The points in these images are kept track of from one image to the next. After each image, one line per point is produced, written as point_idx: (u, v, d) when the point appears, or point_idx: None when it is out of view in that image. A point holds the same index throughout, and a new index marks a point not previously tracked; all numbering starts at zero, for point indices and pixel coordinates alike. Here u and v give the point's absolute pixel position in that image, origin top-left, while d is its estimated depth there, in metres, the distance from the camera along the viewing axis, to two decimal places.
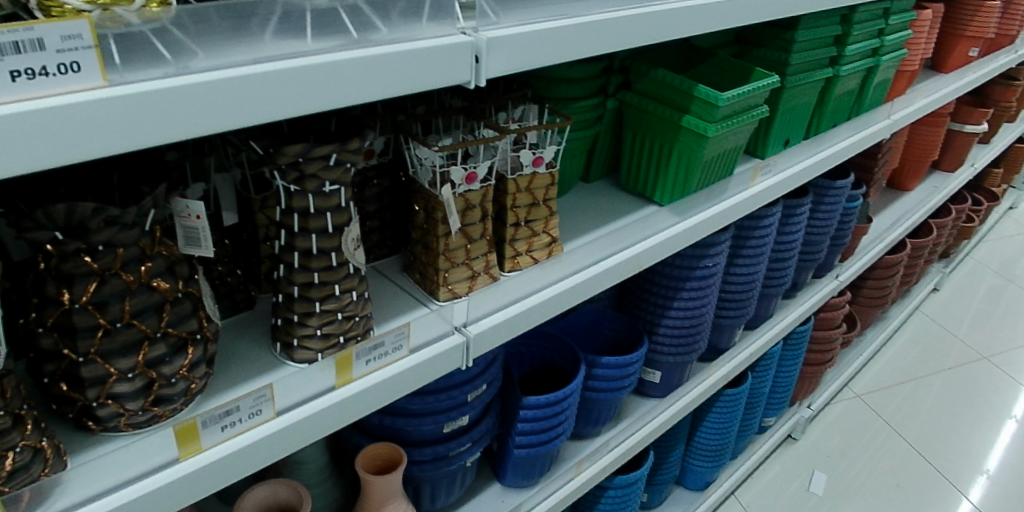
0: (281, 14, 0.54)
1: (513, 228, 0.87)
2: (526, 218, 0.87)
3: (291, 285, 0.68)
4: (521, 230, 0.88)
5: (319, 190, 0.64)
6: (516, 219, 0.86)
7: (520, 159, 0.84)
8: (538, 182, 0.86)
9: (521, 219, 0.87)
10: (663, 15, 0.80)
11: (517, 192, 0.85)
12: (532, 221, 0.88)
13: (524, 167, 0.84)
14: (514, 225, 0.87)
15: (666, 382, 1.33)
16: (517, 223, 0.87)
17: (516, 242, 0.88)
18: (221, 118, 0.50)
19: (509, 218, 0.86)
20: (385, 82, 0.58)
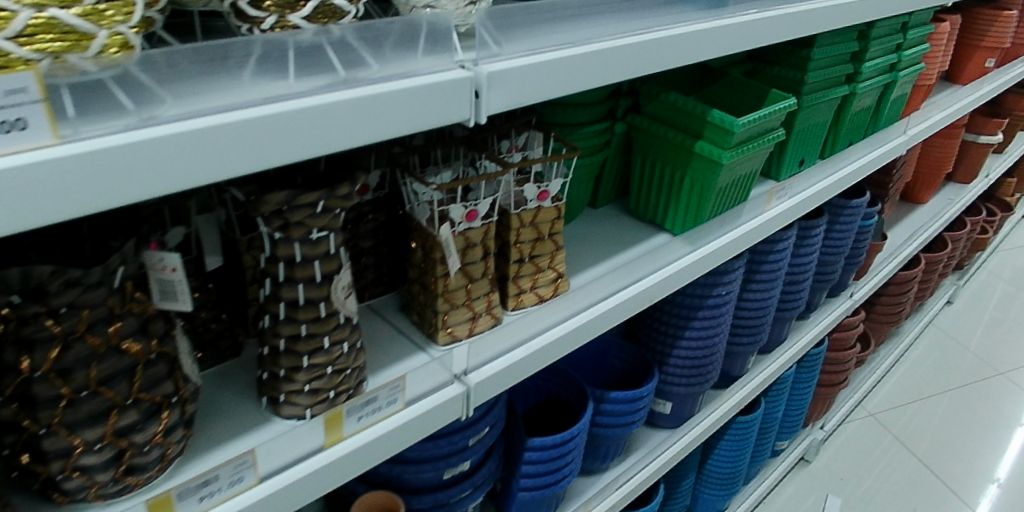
0: (260, 53, 0.48)
1: (517, 265, 0.81)
2: (530, 254, 0.82)
3: (277, 337, 0.63)
4: (525, 267, 0.82)
5: (306, 237, 0.59)
6: (519, 256, 0.81)
7: (524, 193, 0.78)
8: (544, 216, 0.80)
9: (525, 256, 0.81)
10: (674, 40, 0.75)
11: (521, 227, 0.80)
12: (537, 258, 0.83)
13: (528, 202, 0.78)
14: (518, 262, 0.81)
15: (677, 412, 1.28)
16: (520, 260, 0.81)
17: (520, 279, 0.82)
18: (192, 171, 0.45)
19: (513, 255, 0.80)
20: (375, 125, 0.52)
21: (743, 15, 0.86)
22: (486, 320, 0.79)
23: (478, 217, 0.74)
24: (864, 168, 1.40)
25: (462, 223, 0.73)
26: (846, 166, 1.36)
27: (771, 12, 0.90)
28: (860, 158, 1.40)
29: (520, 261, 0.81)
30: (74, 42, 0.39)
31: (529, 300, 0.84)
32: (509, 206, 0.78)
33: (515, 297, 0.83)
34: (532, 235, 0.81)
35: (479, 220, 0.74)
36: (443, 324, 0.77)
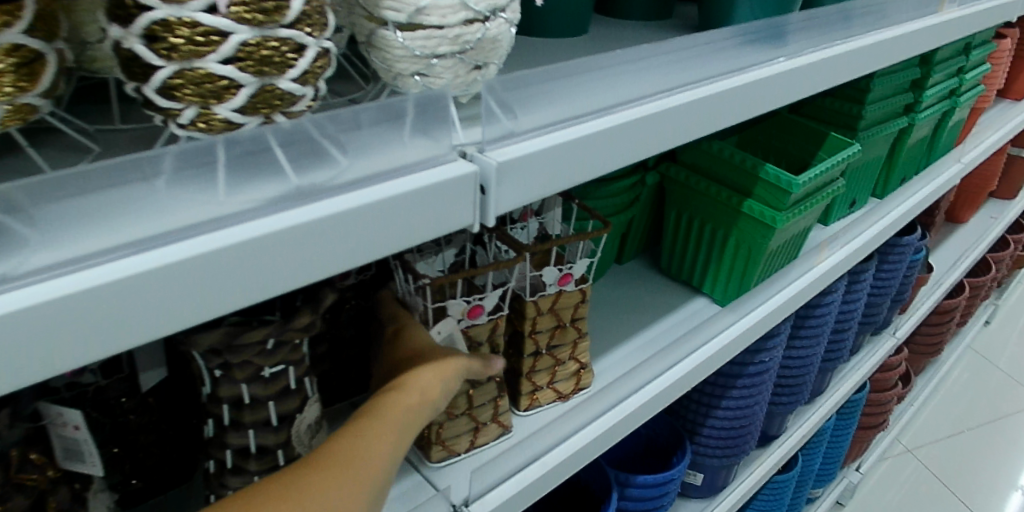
0: (176, 158, 0.34)
1: (531, 360, 0.67)
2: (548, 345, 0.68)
3: (224, 488, 0.49)
4: (541, 361, 0.68)
5: (256, 375, 0.45)
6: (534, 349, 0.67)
7: (543, 277, 0.64)
8: (565, 303, 0.66)
9: (541, 348, 0.67)
10: (719, 94, 0.61)
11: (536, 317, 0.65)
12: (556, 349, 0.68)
13: (547, 287, 0.64)
14: (532, 356, 0.67)
15: (709, 484, 1.13)
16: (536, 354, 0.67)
17: (535, 374, 0.68)
18: (68, 351, 0.30)
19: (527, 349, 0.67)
20: (338, 250, 0.37)
21: (801, 53, 0.72)
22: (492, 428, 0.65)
23: (485, 313, 0.60)
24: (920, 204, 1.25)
25: (465, 320, 0.60)
26: (901, 204, 1.21)
27: (833, 48, 0.75)
28: (915, 192, 1.25)
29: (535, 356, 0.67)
30: None
31: (546, 397, 0.70)
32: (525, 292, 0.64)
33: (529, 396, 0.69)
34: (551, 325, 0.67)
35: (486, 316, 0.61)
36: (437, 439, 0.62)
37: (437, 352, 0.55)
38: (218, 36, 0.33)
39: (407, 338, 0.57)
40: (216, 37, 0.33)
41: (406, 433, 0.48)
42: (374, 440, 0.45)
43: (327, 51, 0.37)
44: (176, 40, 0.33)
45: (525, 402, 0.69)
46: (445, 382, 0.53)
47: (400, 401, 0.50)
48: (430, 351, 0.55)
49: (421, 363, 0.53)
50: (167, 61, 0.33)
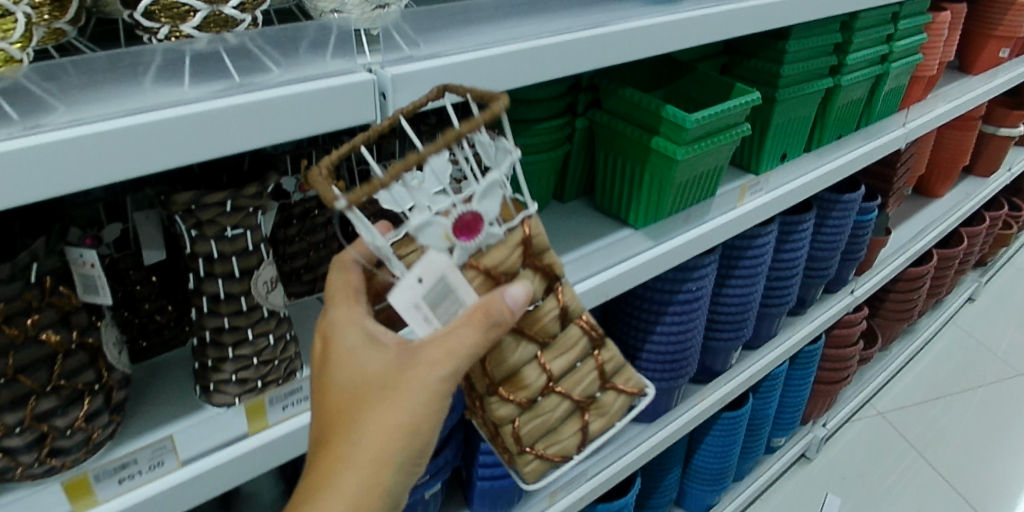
0: (162, 61, 0.52)
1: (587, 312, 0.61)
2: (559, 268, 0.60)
3: (203, 329, 0.66)
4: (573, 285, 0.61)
5: (221, 235, 0.62)
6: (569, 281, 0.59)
7: None
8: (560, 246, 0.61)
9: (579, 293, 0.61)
10: (600, 39, 0.75)
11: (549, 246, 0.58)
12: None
13: None
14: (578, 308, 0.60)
15: (654, 406, 1.27)
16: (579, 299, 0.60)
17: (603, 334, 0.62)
18: (74, 176, 0.47)
19: (567, 301, 0.59)
20: (269, 128, 0.54)
21: (688, 12, 0.86)
22: (606, 397, 0.63)
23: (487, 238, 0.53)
24: (856, 161, 1.37)
25: (457, 249, 0.52)
26: (835, 160, 1.33)
27: (722, 7, 0.89)
28: (850, 150, 1.37)
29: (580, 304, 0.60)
30: None
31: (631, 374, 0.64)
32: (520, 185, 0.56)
33: (603, 362, 0.62)
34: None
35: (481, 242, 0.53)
36: (510, 410, 0.59)
37: (402, 403, 0.52)
38: None
39: (355, 359, 0.54)
40: None
41: (371, 471, 0.53)
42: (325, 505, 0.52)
43: None
44: None
45: (615, 385, 0.63)
46: (413, 439, 0.53)
47: (361, 462, 0.52)
48: (390, 395, 0.52)
49: (382, 428, 0.52)
50: None
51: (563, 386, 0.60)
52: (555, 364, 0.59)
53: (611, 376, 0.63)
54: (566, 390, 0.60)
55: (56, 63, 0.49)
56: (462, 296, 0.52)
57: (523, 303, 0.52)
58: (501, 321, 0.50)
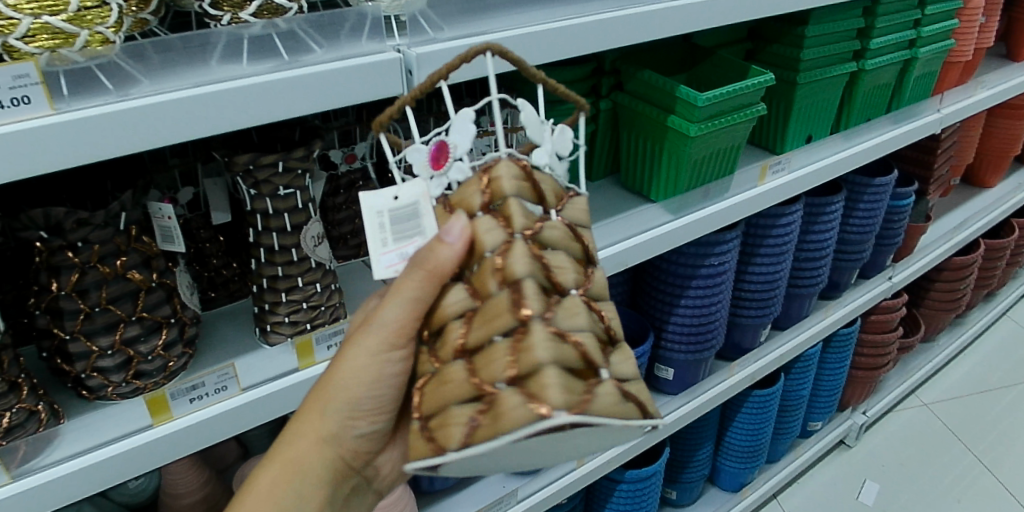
0: (225, 42, 0.63)
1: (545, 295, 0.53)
2: (551, 250, 0.55)
3: (261, 277, 0.77)
4: (561, 269, 0.54)
5: (275, 194, 0.73)
6: (524, 254, 0.53)
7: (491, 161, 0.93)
8: (558, 232, 0.56)
9: (551, 277, 0.54)
10: (608, 24, 0.84)
11: (520, 210, 0.55)
12: (586, 307, 0.54)
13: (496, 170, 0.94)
14: (525, 279, 0.52)
15: (681, 379, 1.31)
16: (530, 275, 0.52)
17: (558, 338, 0.50)
18: (155, 136, 0.58)
19: (509, 267, 0.53)
20: (312, 97, 0.64)
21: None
22: (507, 397, 0.48)
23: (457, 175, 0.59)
24: (885, 144, 1.40)
25: (434, 180, 0.60)
26: (863, 143, 1.37)
27: None
28: (879, 133, 1.41)
29: (554, 290, 0.54)
30: (63, 40, 0.55)
31: (546, 384, 0.47)
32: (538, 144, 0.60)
33: (517, 355, 0.49)
34: (580, 275, 0.56)
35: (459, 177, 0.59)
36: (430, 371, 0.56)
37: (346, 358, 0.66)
38: None
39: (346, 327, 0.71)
40: None
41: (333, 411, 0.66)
42: (298, 438, 0.66)
43: None
44: None
45: (523, 389, 0.48)
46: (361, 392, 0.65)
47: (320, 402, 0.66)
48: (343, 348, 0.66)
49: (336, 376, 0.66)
50: None
51: (473, 363, 0.52)
52: (474, 327, 0.53)
53: (522, 372, 0.49)
54: (472, 367, 0.51)
55: (138, 44, 0.60)
56: (425, 221, 0.58)
57: (458, 239, 0.55)
58: (426, 257, 0.55)
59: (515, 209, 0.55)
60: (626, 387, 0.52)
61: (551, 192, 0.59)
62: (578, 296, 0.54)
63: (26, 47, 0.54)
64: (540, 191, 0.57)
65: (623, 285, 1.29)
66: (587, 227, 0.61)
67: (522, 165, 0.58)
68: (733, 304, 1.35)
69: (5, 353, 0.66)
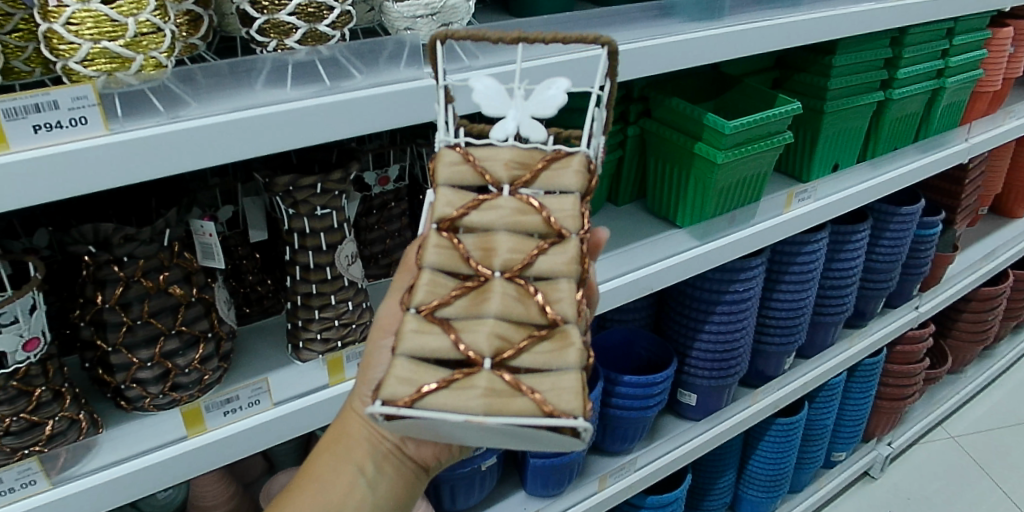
0: (270, 69, 0.65)
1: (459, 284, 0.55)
2: (480, 233, 0.56)
3: (295, 294, 0.79)
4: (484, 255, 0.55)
5: (312, 213, 0.75)
6: (433, 245, 0.56)
7: None
8: (489, 214, 0.56)
9: (464, 265, 0.55)
10: (637, 52, 0.86)
11: (449, 197, 0.57)
12: (509, 294, 0.54)
13: None
14: (429, 268, 0.55)
15: (703, 405, 1.31)
16: (436, 265, 0.55)
17: (468, 317, 0.54)
18: (201, 156, 0.60)
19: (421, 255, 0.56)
20: (351, 122, 0.66)
21: (723, 28, 0.95)
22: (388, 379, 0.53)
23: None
24: (913, 173, 1.40)
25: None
26: (891, 171, 1.37)
27: (756, 24, 0.98)
28: (907, 162, 1.41)
29: (476, 276, 0.55)
30: (119, 64, 0.56)
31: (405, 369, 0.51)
32: (506, 114, 0.60)
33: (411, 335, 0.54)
34: (518, 256, 0.55)
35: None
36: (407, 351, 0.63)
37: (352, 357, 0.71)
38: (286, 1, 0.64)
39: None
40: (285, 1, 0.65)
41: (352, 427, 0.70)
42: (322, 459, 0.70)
43: (348, 13, 0.68)
44: (265, 2, 0.65)
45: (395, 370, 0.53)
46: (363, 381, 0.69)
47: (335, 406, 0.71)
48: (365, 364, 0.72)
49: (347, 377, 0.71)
50: (261, 14, 0.65)
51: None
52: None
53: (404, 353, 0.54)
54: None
55: (188, 68, 0.62)
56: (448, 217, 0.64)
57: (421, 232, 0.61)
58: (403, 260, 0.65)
59: (440, 198, 0.57)
60: (522, 381, 0.51)
61: (503, 166, 0.57)
62: (503, 280, 0.55)
63: (84, 70, 0.56)
64: (483, 172, 0.57)
65: (647, 309, 1.29)
66: (571, 195, 0.57)
67: (463, 150, 0.58)
68: (758, 331, 1.35)
69: (50, 362, 0.68)
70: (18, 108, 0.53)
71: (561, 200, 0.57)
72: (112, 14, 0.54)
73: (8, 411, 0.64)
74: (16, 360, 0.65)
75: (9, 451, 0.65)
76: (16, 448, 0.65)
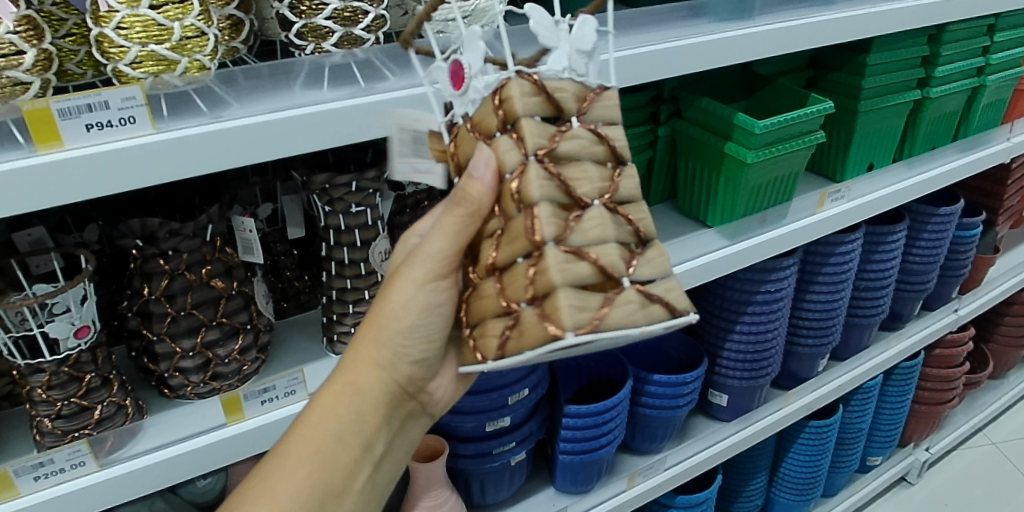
0: (308, 71, 0.69)
1: (564, 215, 0.54)
2: (569, 164, 0.55)
3: (331, 288, 0.82)
4: (643, 223, 0.57)
5: (348, 210, 0.78)
6: (535, 177, 0.53)
7: (400, 179, 0.87)
8: (633, 186, 0.57)
9: (565, 197, 0.54)
10: (667, 52, 0.86)
11: (531, 130, 0.54)
12: (604, 218, 0.54)
13: (404, 187, 0.87)
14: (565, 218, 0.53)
15: (735, 406, 1.30)
16: (545, 198, 0.53)
17: (579, 258, 0.53)
18: (238, 154, 0.62)
19: (524, 190, 0.53)
20: (384, 123, 0.68)
21: (755, 28, 0.95)
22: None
23: (472, 97, 0.57)
24: (951, 173, 1.38)
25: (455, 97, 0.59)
26: (928, 171, 1.35)
27: (789, 22, 0.98)
28: (944, 162, 1.38)
29: (572, 204, 0.54)
30: (165, 66, 0.59)
31: None
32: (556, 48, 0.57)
33: (550, 317, 0.51)
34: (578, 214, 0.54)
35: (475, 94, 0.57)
36: None
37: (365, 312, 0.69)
38: (323, 5, 0.66)
39: None
40: (322, 5, 0.66)
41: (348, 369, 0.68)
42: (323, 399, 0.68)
43: (383, 16, 0.69)
44: (303, 6, 0.66)
45: (542, 308, 0.52)
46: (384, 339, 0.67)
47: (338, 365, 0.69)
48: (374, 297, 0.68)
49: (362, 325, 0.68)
50: (299, 18, 0.67)
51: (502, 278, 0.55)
52: (504, 245, 0.55)
53: (540, 291, 0.52)
54: None
55: (230, 71, 0.67)
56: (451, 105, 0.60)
57: (486, 170, 0.54)
58: (466, 194, 0.55)
59: (530, 130, 0.54)
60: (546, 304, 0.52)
61: (571, 98, 0.56)
62: None
63: (133, 72, 0.59)
64: (556, 104, 0.55)
65: None
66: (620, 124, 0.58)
67: (536, 79, 0.55)
68: (790, 332, 1.34)
69: (99, 351, 0.72)
70: (72, 107, 0.56)
71: (619, 129, 0.58)
72: (158, 18, 0.57)
73: (60, 396, 0.69)
74: (67, 347, 0.68)
75: (60, 433, 0.69)
76: (66, 431, 0.69)
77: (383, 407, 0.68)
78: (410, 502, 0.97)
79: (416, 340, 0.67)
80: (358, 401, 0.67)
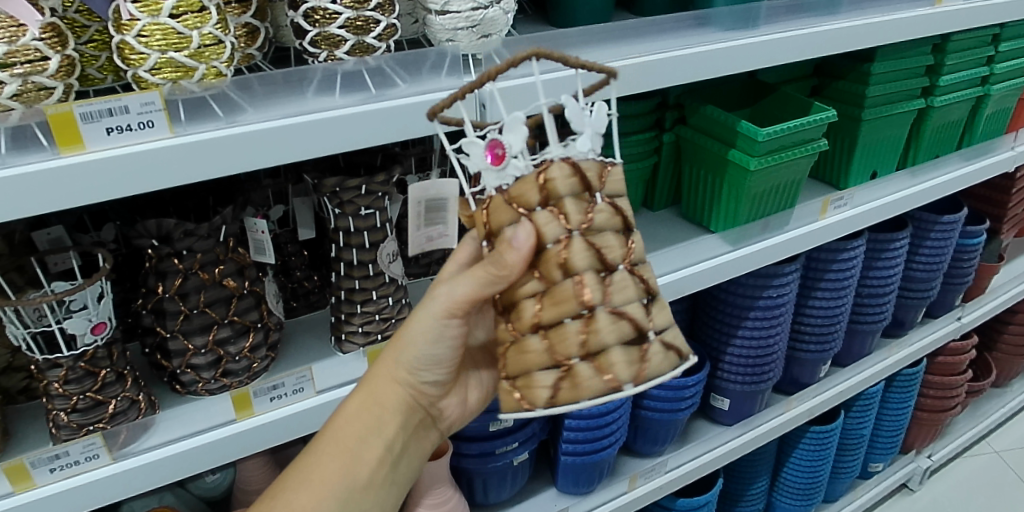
0: (321, 78, 0.70)
1: (599, 278, 0.57)
2: (599, 235, 0.57)
3: (340, 289, 0.84)
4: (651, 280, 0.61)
5: (357, 213, 0.80)
6: (581, 249, 0.56)
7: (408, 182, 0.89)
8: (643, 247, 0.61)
9: (603, 263, 0.57)
10: (672, 61, 0.88)
11: (576, 206, 0.57)
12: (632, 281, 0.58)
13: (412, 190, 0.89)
14: (606, 277, 0.57)
15: (736, 410, 1.32)
16: (587, 266, 0.56)
17: (621, 317, 0.56)
18: (252, 156, 0.64)
19: (571, 260, 0.56)
20: (394, 129, 0.70)
21: (759, 37, 0.97)
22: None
23: (512, 172, 0.57)
24: (954, 182, 1.39)
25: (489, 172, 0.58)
26: (931, 180, 1.36)
27: (794, 32, 1.00)
28: (948, 170, 1.39)
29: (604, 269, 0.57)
30: (184, 73, 0.61)
31: None
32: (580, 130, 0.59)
33: (607, 371, 0.56)
34: (619, 283, 0.57)
35: (508, 170, 0.58)
36: None
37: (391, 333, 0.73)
38: (336, 15, 0.68)
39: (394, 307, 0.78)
40: (335, 15, 0.68)
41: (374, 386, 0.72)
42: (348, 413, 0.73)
43: (394, 25, 0.72)
44: (317, 15, 0.68)
45: (598, 363, 0.56)
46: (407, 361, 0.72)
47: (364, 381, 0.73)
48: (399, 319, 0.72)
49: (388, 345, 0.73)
50: (313, 26, 0.69)
51: (549, 339, 0.56)
52: (550, 304, 0.56)
53: (592, 349, 0.56)
54: None
55: (246, 78, 0.68)
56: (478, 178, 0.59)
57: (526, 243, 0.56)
58: (500, 260, 0.57)
59: (573, 206, 0.57)
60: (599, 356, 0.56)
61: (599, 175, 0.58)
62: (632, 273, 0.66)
63: (152, 78, 0.61)
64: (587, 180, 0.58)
65: (681, 313, 1.31)
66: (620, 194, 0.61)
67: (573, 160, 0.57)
68: (792, 338, 1.35)
69: (114, 347, 0.74)
70: (94, 112, 0.58)
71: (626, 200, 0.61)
72: (178, 27, 0.59)
73: (75, 390, 0.71)
74: (84, 342, 0.70)
75: (75, 426, 0.71)
76: (81, 425, 0.71)
77: (398, 419, 0.73)
78: (413, 501, 0.98)
79: (429, 366, 0.72)
80: (380, 414, 0.72)
